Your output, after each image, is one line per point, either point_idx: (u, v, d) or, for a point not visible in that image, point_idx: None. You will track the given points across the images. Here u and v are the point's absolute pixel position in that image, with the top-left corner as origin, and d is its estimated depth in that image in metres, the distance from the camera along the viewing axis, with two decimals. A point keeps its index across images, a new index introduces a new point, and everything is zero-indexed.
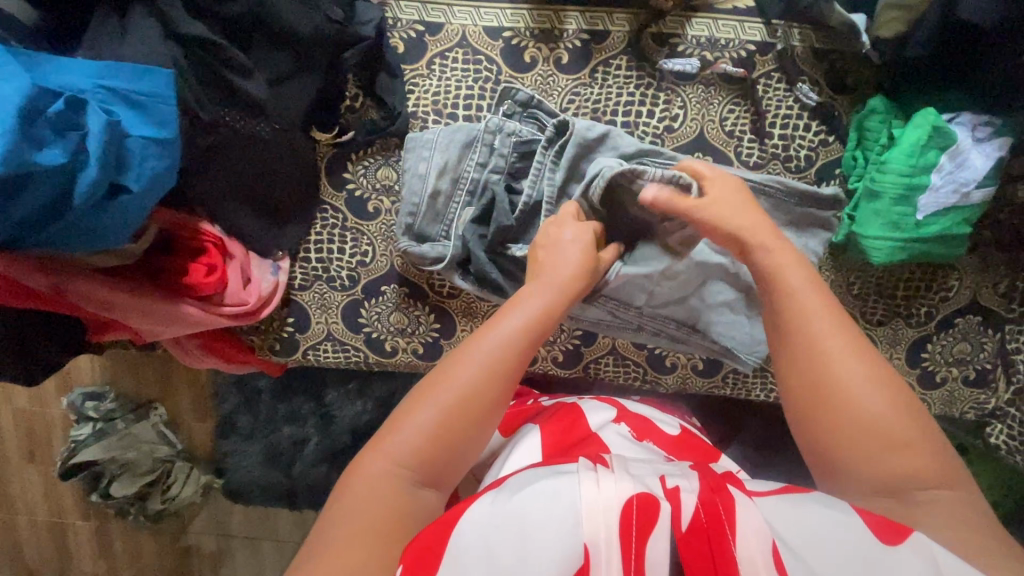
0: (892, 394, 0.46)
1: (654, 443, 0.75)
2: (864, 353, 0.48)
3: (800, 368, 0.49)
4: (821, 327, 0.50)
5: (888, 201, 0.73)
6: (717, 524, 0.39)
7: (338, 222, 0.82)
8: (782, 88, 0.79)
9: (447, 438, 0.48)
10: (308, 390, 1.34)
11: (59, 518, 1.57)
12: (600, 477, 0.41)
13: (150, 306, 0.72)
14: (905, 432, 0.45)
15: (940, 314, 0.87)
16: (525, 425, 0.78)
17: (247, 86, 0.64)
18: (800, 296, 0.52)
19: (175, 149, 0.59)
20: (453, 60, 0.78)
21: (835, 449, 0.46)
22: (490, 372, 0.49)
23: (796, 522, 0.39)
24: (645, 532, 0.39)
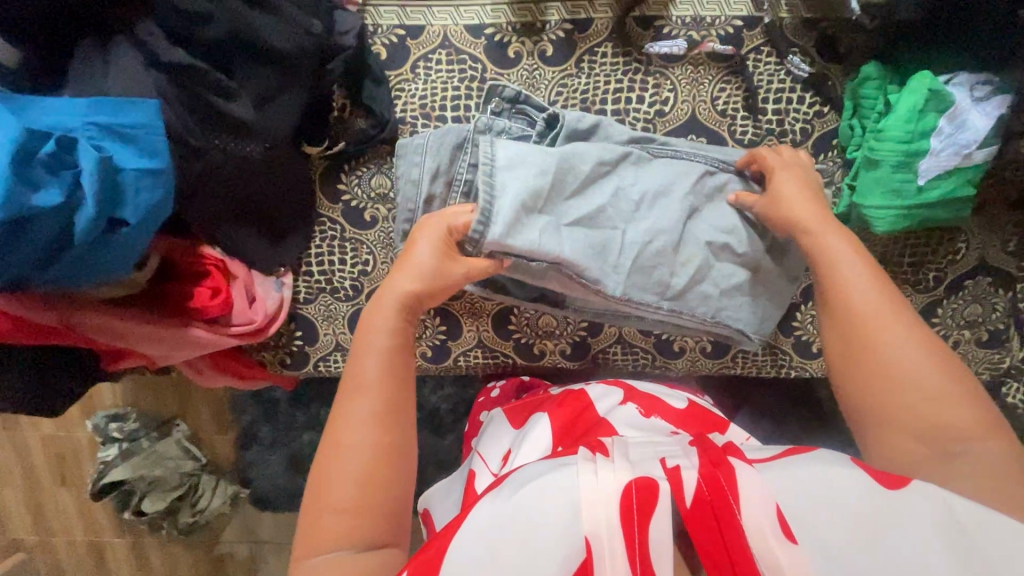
0: (930, 351, 0.49)
1: (661, 418, 0.77)
2: (903, 313, 0.52)
3: (842, 331, 0.53)
4: (863, 291, 0.54)
5: (887, 168, 0.71)
6: (721, 496, 0.41)
7: (337, 233, 0.82)
8: (772, 62, 0.77)
9: (377, 470, 0.50)
10: (325, 397, 1.37)
11: (96, 536, 1.62)
12: (598, 468, 0.44)
13: (161, 332, 0.72)
14: (944, 387, 0.47)
15: (949, 278, 0.86)
16: (534, 415, 0.80)
17: (234, 109, 0.64)
18: (848, 264, 0.57)
19: (169, 177, 0.60)
20: (437, 62, 0.77)
21: (873, 400, 0.49)
22: (377, 390, 0.54)
23: (796, 484, 0.41)
24: (646, 516, 0.41)
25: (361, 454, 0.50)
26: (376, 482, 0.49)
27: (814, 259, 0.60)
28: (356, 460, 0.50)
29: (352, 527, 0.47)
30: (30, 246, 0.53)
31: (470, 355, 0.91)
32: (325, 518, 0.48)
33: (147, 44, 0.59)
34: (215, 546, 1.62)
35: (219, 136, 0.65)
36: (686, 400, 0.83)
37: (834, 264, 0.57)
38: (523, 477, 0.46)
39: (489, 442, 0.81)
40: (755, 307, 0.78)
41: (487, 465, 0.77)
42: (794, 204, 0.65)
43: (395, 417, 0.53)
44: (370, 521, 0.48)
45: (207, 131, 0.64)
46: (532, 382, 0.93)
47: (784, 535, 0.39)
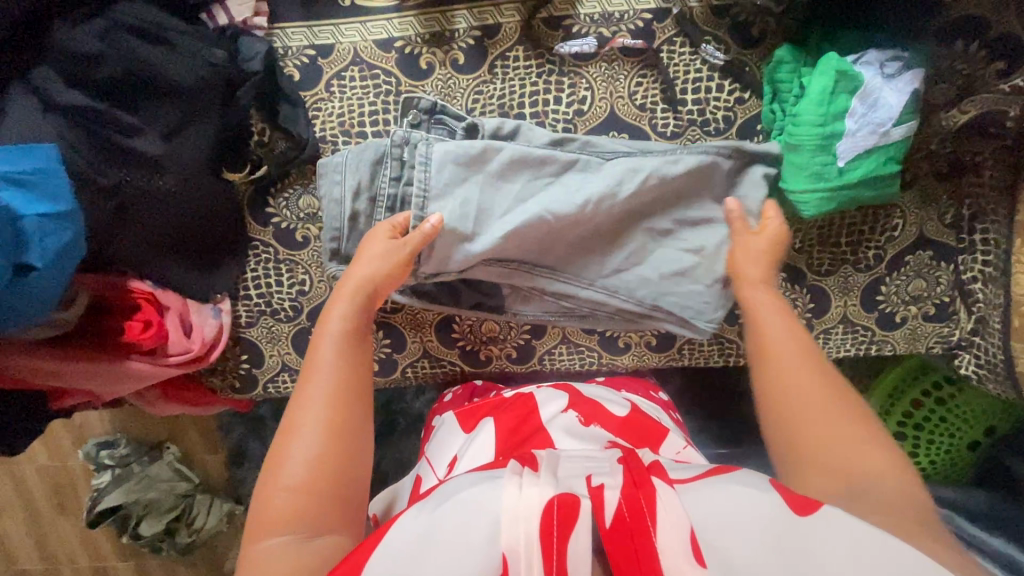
0: (839, 397, 0.52)
1: (601, 426, 0.74)
2: (813, 360, 0.55)
3: (760, 380, 0.56)
4: (779, 338, 0.58)
5: (808, 152, 0.70)
6: (639, 518, 0.39)
7: (270, 256, 0.82)
8: (686, 52, 0.77)
9: (334, 453, 0.51)
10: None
11: (100, 562, 1.65)
12: (522, 483, 0.43)
13: (97, 368, 0.73)
14: (851, 431, 0.49)
15: (890, 254, 0.86)
16: (482, 420, 0.79)
17: (138, 144, 0.65)
18: (767, 317, 0.61)
19: (77, 219, 0.61)
20: (350, 79, 0.77)
21: (785, 430, 0.52)
22: (338, 373, 0.56)
23: (716, 511, 0.41)
24: (566, 530, 0.39)
25: (319, 435, 0.52)
26: (327, 464, 0.50)
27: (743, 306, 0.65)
28: (313, 439, 0.51)
29: (299, 503, 0.48)
30: None
31: (417, 366, 0.91)
32: (272, 492, 0.49)
33: (44, 91, 0.62)
34: (214, 564, 1.64)
35: (131, 172, 0.66)
36: (628, 405, 0.81)
37: (756, 317, 0.62)
38: (447, 492, 0.46)
39: (439, 446, 0.80)
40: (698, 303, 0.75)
41: (433, 471, 0.76)
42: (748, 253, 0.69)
43: (353, 402, 0.55)
44: (321, 501, 0.49)
45: (116, 169, 0.66)
46: (485, 386, 0.91)
47: (696, 561, 0.37)
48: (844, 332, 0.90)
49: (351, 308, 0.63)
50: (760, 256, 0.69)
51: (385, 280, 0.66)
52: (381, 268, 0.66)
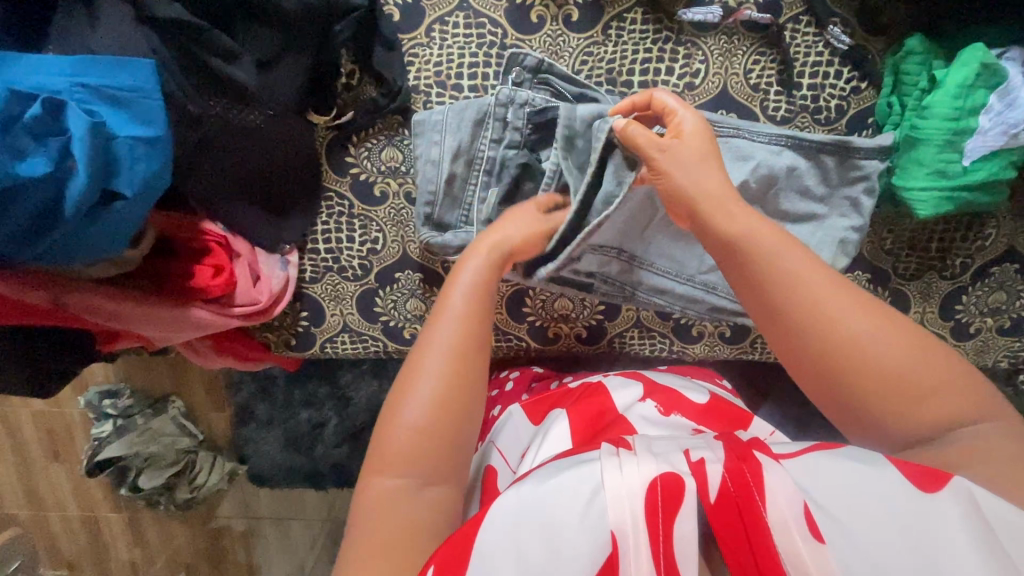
0: (914, 348, 0.46)
1: (682, 415, 0.73)
2: (873, 308, 0.48)
3: (815, 346, 0.48)
4: (827, 300, 0.49)
5: (932, 148, 0.68)
6: (746, 492, 0.39)
7: (345, 209, 0.78)
8: (811, 33, 0.72)
9: (451, 396, 0.52)
10: (325, 374, 1.34)
11: (91, 512, 1.60)
12: (623, 461, 0.41)
13: (159, 313, 0.68)
14: (934, 380, 0.46)
15: (976, 264, 0.84)
16: (551, 410, 0.76)
17: (234, 70, 0.59)
18: (799, 270, 0.50)
19: (168, 146, 0.54)
20: (453, 25, 0.71)
21: (856, 398, 0.47)
22: (463, 330, 0.55)
23: (827, 483, 0.39)
24: (672, 508, 0.39)
25: (439, 381, 0.53)
26: (445, 420, 0.52)
27: (743, 250, 0.53)
28: (433, 390, 0.52)
29: (415, 447, 0.50)
30: (14, 219, 0.49)
31: None
32: (392, 430, 0.51)
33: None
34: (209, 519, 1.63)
35: (221, 103, 0.61)
36: (708, 392, 0.79)
37: (791, 281, 0.50)
38: (544, 471, 0.44)
39: (506, 435, 0.74)
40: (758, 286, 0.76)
41: (504, 462, 0.70)
42: (695, 169, 0.57)
43: (475, 367, 0.55)
44: (434, 446, 0.51)
45: (208, 98, 0.60)
46: (544, 374, 0.89)
47: (812, 536, 0.37)
48: None
49: (483, 271, 0.60)
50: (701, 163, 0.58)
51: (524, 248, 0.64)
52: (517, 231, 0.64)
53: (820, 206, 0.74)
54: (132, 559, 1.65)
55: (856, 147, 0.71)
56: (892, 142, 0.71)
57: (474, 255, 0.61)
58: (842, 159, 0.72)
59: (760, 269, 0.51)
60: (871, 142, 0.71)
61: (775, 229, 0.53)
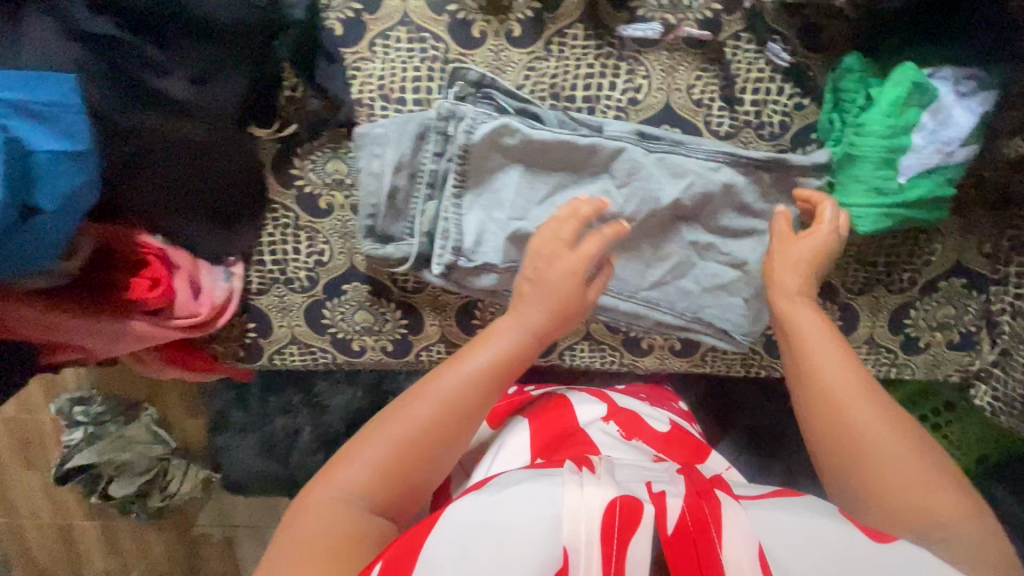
0: (900, 434, 0.53)
1: (643, 441, 0.72)
2: (877, 399, 0.55)
3: (820, 414, 0.56)
4: (832, 371, 0.58)
5: (869, 165, 0.68)
6: (703, 528, 0.41)
7: (290, 221, 0.78)
8: (752, 50, 0.73)
9: (427, 446, 0.55)
10: (301, 381, 1.34)
11: (64, 520, 1.59)
12: (585, 482, 0.44)
13: (96, 325, 0.68)
14: (922, 473, 0.50)
15: (923, 279, 0.84)
16: (511, 420, 0.77)
17: (164, 85, 0.59)
18: (819, 349, 0.60)
19: (92, 159, 0.55)
20: (396, 40, 0.72)
21: (846, 464, 0.53)
22: (463, 388, 0.57)
23: (778, 527, 0.42)
24: (629, 531, 0.41)
25: (421, 428, 0.55)
26: (389, 478, 0.53)
27: (787, 328, 0.64)
28: (382, 454, 0.53)
29: (376, 475, 0.52)
30: None
31: (431, 351, 0.86)
32: (357, 454, 0.53)
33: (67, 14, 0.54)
34: (185, 528, 1.61)
35: (152, 116, 0.60)
36: (669, 419, 0.79)
37: (806, 352, 0.60)
38: (503, 482, 0.47)
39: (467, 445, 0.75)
40: (709, 297, 0.75)
41: (463, 472, 0.72)
42: (783, 266, 0.67)
43: (458, 426, 0.56)
44: (392, 483, 0.53)
45: (136, 112, 0.59)
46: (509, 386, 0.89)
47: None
48: (867, 353, 0.88)
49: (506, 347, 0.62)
50: (798, 265, 0.67)
51: (564, 318, 0.65)
52: (570, 288, 0.64)
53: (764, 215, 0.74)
54: (107, 568, 1.64)
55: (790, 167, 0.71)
56: (830, 159, 0.71)
57: (505, 323, 0.63)
58: (780, 177, 0.72)
59: (799, 340, 0.62)
60: (808, 159, 0.71)
61: (823, 319, 0.63)
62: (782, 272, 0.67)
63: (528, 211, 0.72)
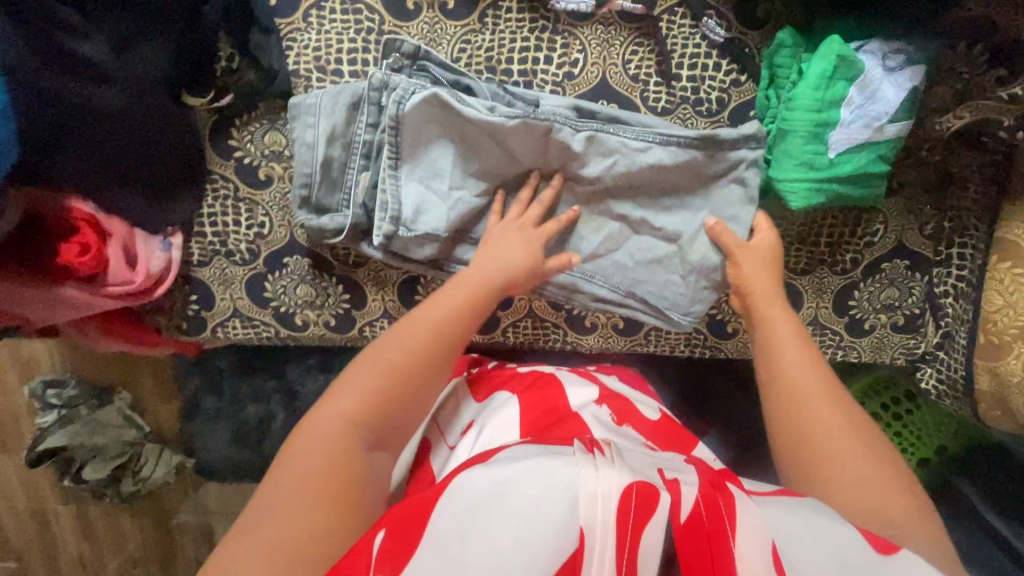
0: (859, 436, 0.56)
1: (633, 427, 0.72)
2: (841, 403, 0.58)
3: (785, 411, 0.59)
4: (800, 377, 0.61)
5: (799, 139, 0.68)
6: (719, 523, 0.38)
7: (230, 193, 0.79)
8: (686, 25, 0.73)
9: (401, 385, 0.57)
10: (270, 369, 1.35)
11: (39, 504, 1.59)
12: (599, 464, 0.41)
13: (28, 291, 0.69)
14: (880, 475, 0.53)
15: (866, 260, 0.84)
16: (497, 392, 0.78)
17: (85, 48, 0.58)
18: (788, 350, 0.64)
19: (9, 120, 0.54)
20: (330, 11, 0.72)
21: (810, 461, 0.55)
22: (432, 330, 0.61)
23: (793, 527, 0.40)
24: (644, 516, 0.38)
25: (392, 368, 0.57)
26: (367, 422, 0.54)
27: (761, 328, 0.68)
28: (360, 396, 0.55)
29: (354, 417, 0.53)
30: None
31: (375, 326, 0.86)
32: (331, 405, 0.54)
33: None
34: (162, 513, 1.63)
35: (73, 80, 0.59)
36: (657, 410, 0.79)
37: (776, 350, 0.64)
38: (509, 458, 0.44)
39: (448, 414, 0.77)
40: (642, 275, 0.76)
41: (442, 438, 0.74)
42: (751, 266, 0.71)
43: (432, 365, 0.60)
44: (374, 423, 0.54)
45: (56, 75, 0.57)
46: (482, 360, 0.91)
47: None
48: (812, 335, 0.88)
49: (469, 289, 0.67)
50: (767, 254, 0.72)
51: (516, 278, 0.70)
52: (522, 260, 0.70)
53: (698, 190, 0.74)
54: (80, 553, 1.64)
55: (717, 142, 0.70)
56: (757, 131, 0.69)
57: (456, 282, 0.67)
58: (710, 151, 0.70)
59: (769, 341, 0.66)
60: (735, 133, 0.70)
61: (795, 321, 0.67)
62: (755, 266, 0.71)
63: (461, 181, 0.72)
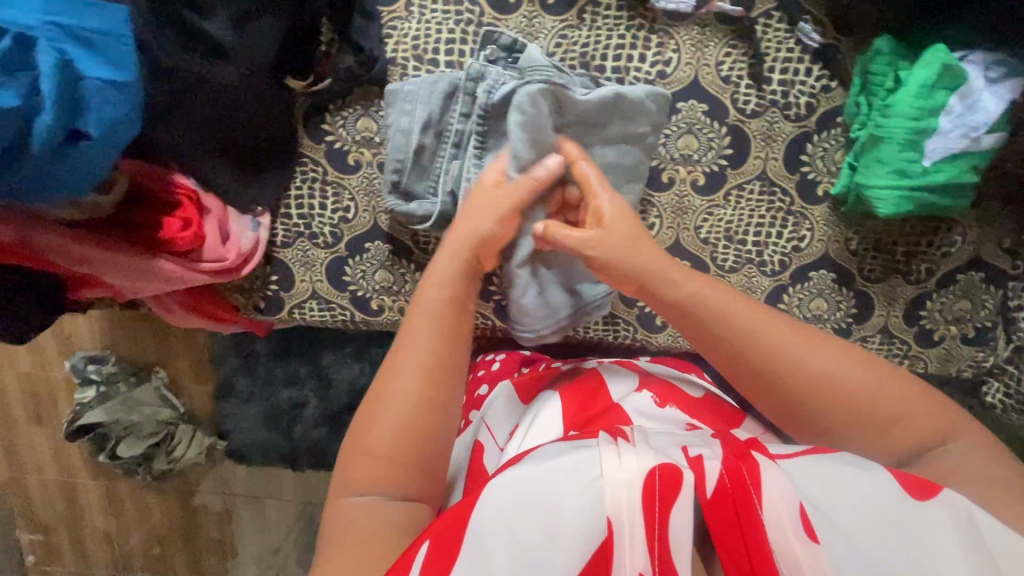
0: (860, 368, 0.55)
1: (677, 408, 0.72)
2: (828, 345, 0.56)
3: (782, 375, 0.56)
4: (803, 354, 0.55)
5: (894, 146, 0.69)
6: (743, 489, 0.43)
7: (319, 176, 0.80)
8: (782, 29, 0.74)
9: (425, 414, 0.54)
10: (304, 354, 1.28)
11: (69, 477, 1.61)
12: (622, 452, 0.45)
13: (126, 262, 0.69)
14: (895, 405, 0.53)
15: (941, 270, 0.85)
16: (541, 392, 0.78)
17: (208, 27, 0.60)
18: (738, 315, 0.59)
19: (135, 92, 0.57)
20: (432, 1, 0.73)
21: (823, 418, 0.54)
22: (437, 344, 0.57)
23: (815, 481, 0.44)
24: (667, 500, 0.43)
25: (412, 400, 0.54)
26: (419, 444, 0.53)
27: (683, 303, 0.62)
28: (404, 414, 0.53)
29: (390, 463, 0.52)
30: None
31: None
32: (365, 455, 0.53)
33: None
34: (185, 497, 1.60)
35: (194, 58, 0.61)
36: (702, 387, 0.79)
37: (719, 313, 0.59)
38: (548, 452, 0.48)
39: (496, 412, 0.77)
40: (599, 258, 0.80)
41: (492, 439, 0.73)
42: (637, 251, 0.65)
43: (447, 380, 0.57)
44: (408, 463, 0.53)
45: (179, 52, 0.60)
46: (533, 356, 0.90)
47: (807, 536, 0.41)
48: (880, 343, 0.89)
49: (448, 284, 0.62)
50: (635, 240, 0.66)
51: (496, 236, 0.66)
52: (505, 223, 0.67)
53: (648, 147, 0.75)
54: (106, 528, 1.65)
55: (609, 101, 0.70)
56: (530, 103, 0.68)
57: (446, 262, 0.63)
58: (618, 117, 0.71)
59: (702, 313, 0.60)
60: (639, 92, 0.71)
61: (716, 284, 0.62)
62: (638, 255, 0.65)
63: None
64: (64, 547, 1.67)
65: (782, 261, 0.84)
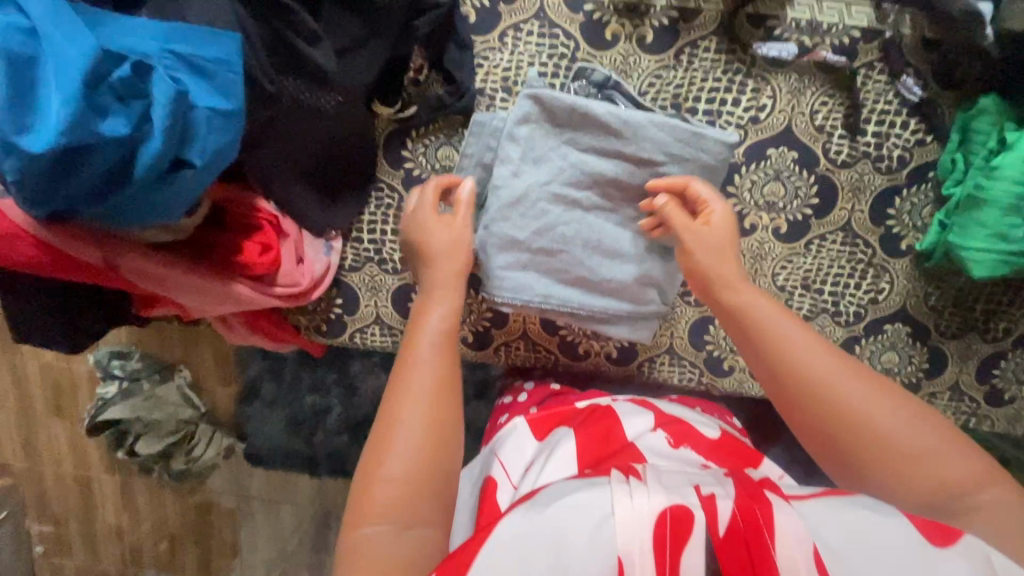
0: (900, 407, 0.48)
1: (694, 450, 0.67)
2: (872, 379, 0.49)
3: (817, 404, 0.49)
4: (842, 383, 0.49)
5: (997, 210, 0.66)
6: (756, 531, 0.38)
7: (394, 203, 0.79)
8: (883, 81, 0.72)
9: (432, 442, 0.49)
10: (333, 361, 1.21)
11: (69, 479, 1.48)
12: (633, 489, 0.41)
13: (204, 285, 0.68)
14: (931, 448, 0.46)
15: (1019, 331, 0.82)
16: (557, 428, 0.72)
17: (314, 54, 0.58)
18: (784, 333, 0.52)
19: (242, 122, 0.54)
20: (527, 33, 0.72)
21: (857, 457, 0.48)
22: (439, 364, 0.53)
23: (837, 525, 0.39)
24: (680, 545, 0.38)
25: (419, 423, 0.49)
26: (432, 478, 0.48)
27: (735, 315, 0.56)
28: (416, 438, 0.48)
29: (401, 497, 0.46)
30: (80, 182, 0.48)
31: (512, 345, 0.88)
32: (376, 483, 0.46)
33: None
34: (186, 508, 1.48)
35: (295, 83, 0.60)
36: (718, 428, 0.74)
37: (764, 328, 0.53)
38: (551, 491, 0.43)
39: (508, 447, 0.71)
40: (649, 288, 0.75)
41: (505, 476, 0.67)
42: (704, 253, 0.62)
43: (451, 404, 0.51)
44: (418, 491, 0.47)
45: (283, 78, 0.59)
46: (561, 391, 0.84)
47: None
48: (949, 400, 0.86)
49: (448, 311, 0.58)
50: (725, 248, 0.62)
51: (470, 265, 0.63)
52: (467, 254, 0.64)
53: (656, 173, 0.69)
54: (100, 539, 1.52)
55: (592, 113, 0.66)
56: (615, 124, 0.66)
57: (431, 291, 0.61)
58: (642, 143, 0.67)
59: (749, 325, 0.54)
60: (643, 118, 0.67)
61: (768, 299, 0.56)
62: (719, 258, 0.61)
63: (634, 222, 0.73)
64: (55, 555, 1.54)
65: (857, 311, 0.82)
